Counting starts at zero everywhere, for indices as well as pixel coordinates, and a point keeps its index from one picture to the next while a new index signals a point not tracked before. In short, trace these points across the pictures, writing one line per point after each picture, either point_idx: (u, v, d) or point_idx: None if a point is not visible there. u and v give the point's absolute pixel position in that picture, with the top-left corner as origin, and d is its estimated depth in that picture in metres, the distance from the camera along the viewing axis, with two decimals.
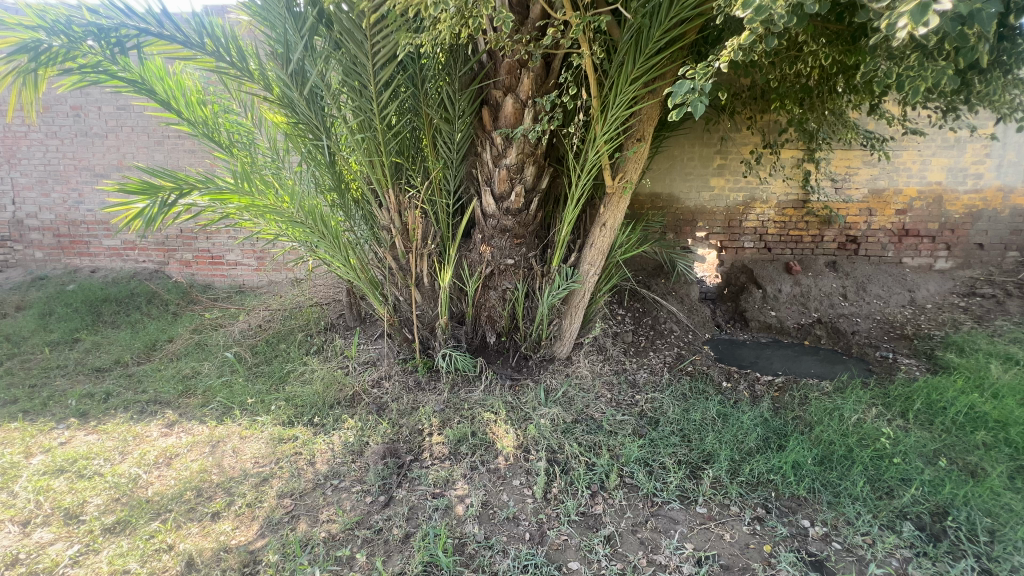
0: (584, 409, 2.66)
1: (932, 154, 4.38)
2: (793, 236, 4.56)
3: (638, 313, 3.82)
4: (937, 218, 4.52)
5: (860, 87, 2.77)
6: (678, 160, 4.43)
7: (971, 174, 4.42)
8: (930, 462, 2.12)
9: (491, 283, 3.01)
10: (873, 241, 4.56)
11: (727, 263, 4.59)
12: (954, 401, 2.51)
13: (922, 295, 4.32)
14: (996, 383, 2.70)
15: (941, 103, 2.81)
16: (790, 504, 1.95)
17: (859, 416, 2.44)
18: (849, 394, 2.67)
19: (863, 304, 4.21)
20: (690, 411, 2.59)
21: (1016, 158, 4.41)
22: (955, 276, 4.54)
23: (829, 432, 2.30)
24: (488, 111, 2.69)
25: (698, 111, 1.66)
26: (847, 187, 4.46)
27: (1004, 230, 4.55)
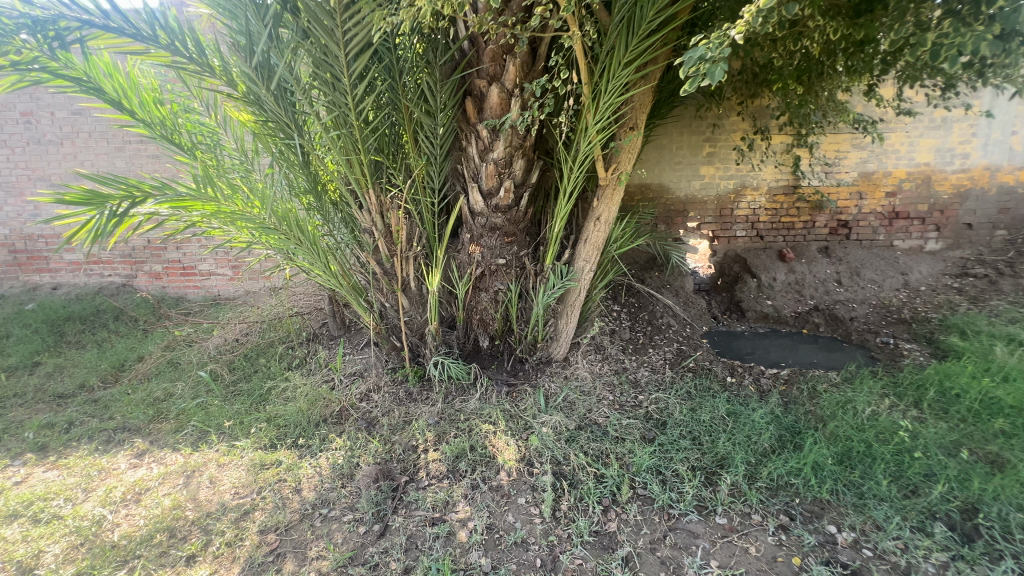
0: (587, 413, 2.52)
1: (920, 135, 4.34)
2: (784, 222, 4.49)
3: (633, 308, 3.69)
4: (926, 200, 4.49)
5: (858, 68, 2.69)
6: (668, 149, 4.30)
7: (958, 153, 4.39)
8: (952, 454, 2.03)
9: (482, 285, 2.84)
10: (864, 225, 4.52)
11: (720, 253, 4.50)
12: (967, 387, 2.43)
13: (915, 277, 4.28)
14: (1005, 365, 2.63)
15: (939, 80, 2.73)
16: (813, 509, 1.84)
17: (873, 408, 2.35)
18: (859, 385, 2.59)
19: (858, 290, 4.16)
20: (697, 411, 2.47)
21: (1002, 136, 4.38)
22: (946, 257, 4.52)
23: (844, 427, 2.21)
24: (472, 102, 2.52)
25: (715, 80, 1.53)
26: (837, 171, 4.39)
27: (992, 209, 4.54)
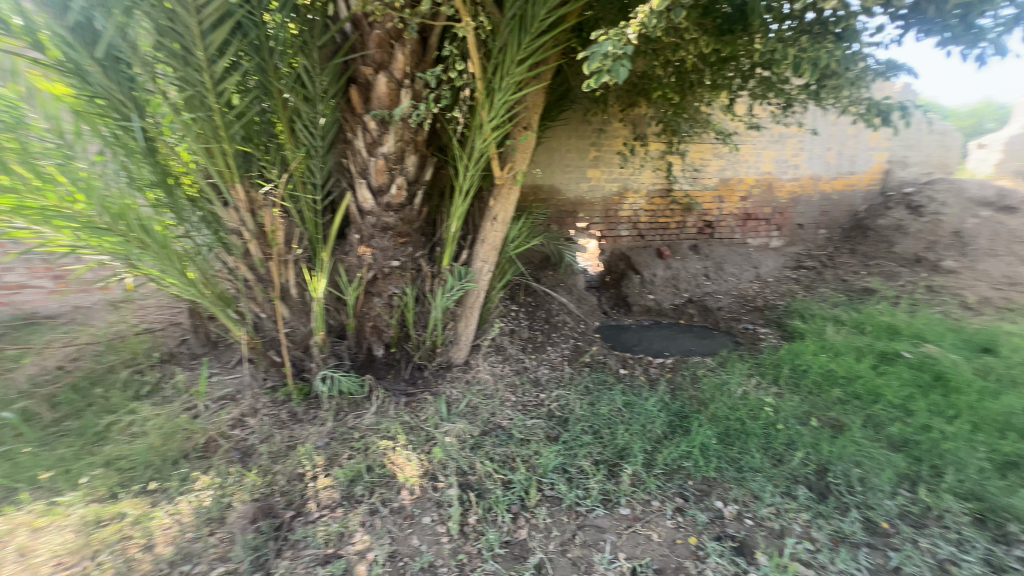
0: (491, 417, 2.45)
1: (763, 148, 5.03)
2: (660, 223, 4.91)
3: (531, 307, 3.74)
4: (770, 204, 5.22)
5: (720, 84, 3.01)
6: (558, 151, 4.43)
7: (791, 165, 5.18)
8: (804, 422, 2.34)
9: (375, 289, 2.63)
10: (723, 225, 5.12)
11: (607, 252, 4.80)
12: (811, 363, 2.84)
13: (764, 270, 4.94)
14: (835, 342, 3.13)
15: (781, 100, 3.17)
16: (703, 487, 1.98)
17: (743, 388, 2.63)
18: (731, 368, 2.89)
19: (722, 282, 4.68)
20: (596, 404, 2.55)
21: (821, 152, 5.26)
22: (786, 252, 5.29)
23: (722, 407, 2.43)
24: (358, 90, 2.33)
25: (619, 77, 1.62)
26: (702, 177, 4.92)
27: (816, 212, 5.42)
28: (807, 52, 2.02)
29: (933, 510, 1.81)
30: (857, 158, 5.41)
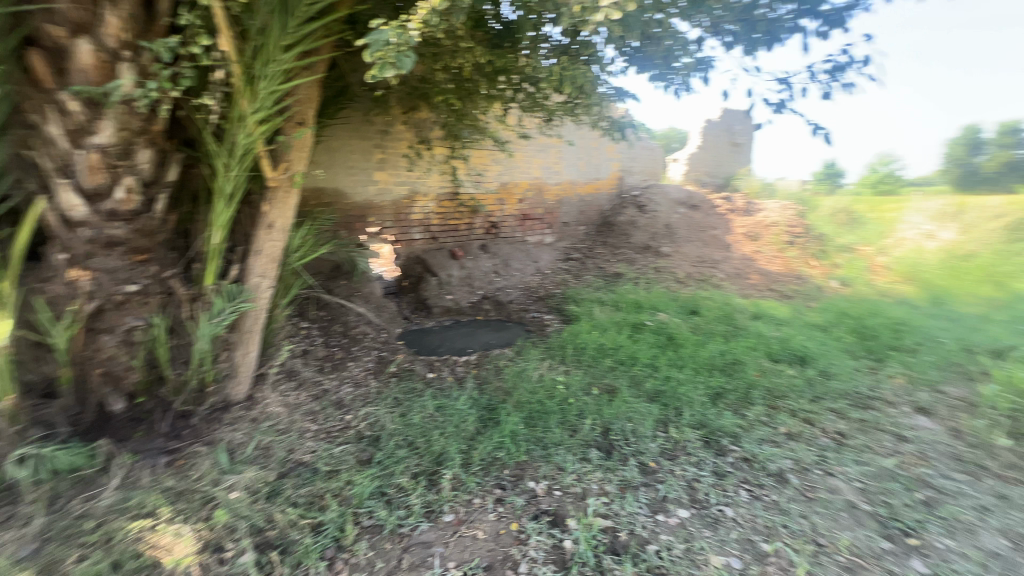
0: (289, 455, 2.13)
1: (532, 155, 5.68)
2: (451, 225, 5.06)
3: (325, 322, 3.43)
4: (541, 205, 5.91)
5: (494, 95, 3.24)
6: (339, 151, 4.18)
7: (554, 171, 5.96)
8: (588, 392, 2.70)
9: (103, 325, 1.99)
10: (506, 225, 5.59)
11: (402, 256, 4.74)
12: (587, 340, 3.32)
13: (543, 263, 5.53)
14: (601, 319, 3.73)
15: (544, 114, 3.60)
16: (516, 472, 2.09)
17: (539, 372, 2.92)
18: (526, 355, 3.16)
19: (510, 277, 5.08)
20: (408, 415, 2.47)
21: (575, 161, 6.20)
22: (558, 247, 6.00)
23: (524, 393, 2.64)
24: (43, 59, 1.74)
25: (404, 68, 1.58)
26: (484, 181, 5.26)
27: (576, 212, 6.35)
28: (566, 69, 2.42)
29: (680, 443, 2.24)
30: (601, 167, 6.56)
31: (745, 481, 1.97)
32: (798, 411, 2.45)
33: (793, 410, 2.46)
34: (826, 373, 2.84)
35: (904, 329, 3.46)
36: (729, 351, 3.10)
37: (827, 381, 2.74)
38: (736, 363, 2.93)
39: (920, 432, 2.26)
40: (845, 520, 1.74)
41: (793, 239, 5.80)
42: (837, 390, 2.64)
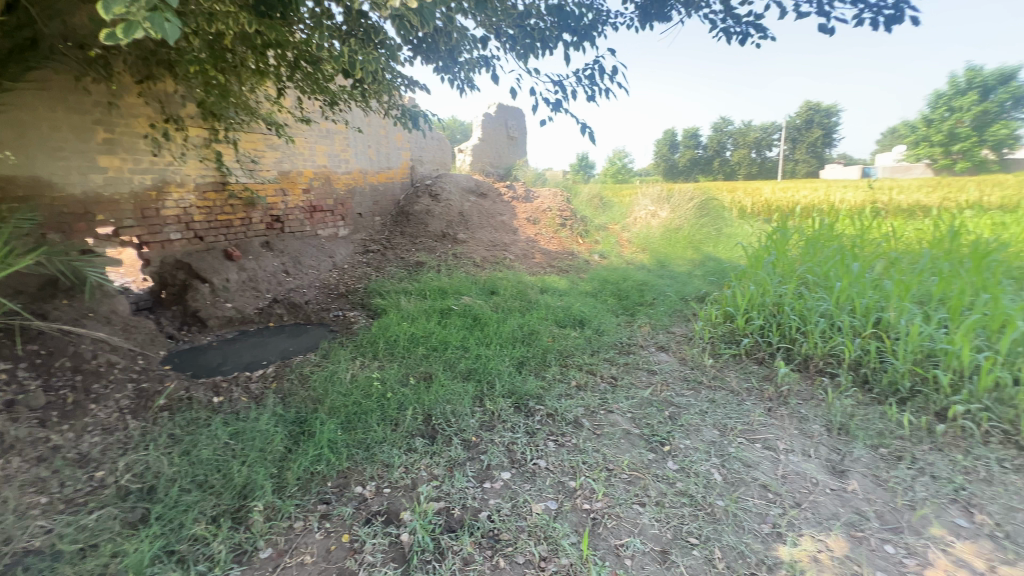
0: (7, 545, 1.56)
1: (315, 141, 5.20)
2: (222, 221, 4.30)
3: (42, 359, 2.55)
4: (331, 196, 5.47)
5: (264, 71, 2.85)
6: (35, 128, 3.10)
7: (342, 159, 5.58)
8: (405, 382, 2.68)
9: None
10: (292, 219, 5.02)
11: (156, 262, 3.82)
12: (397, 332, 3.27)
13: (340, 258, 5.17)
14: (409, 309, 3.71)
15: (326, 96, 3.35)
16: (340, 481, 1.97)
17: (350, 372, 2.76)
18: (334, 357, 2.95)
19: (303, 276, 4.59)
20: (193, 450, 2.06)
21: (364, 148, 5.93)
22: (353, 240, 5.69)
23: (337, 398, 2.46)
24: None
25: (170, 38, 1.33)
26: (259, 169, 4.62)
27: (370, 202, 6.08)
28: (359, 53, 2.22)
29: (495, 413, 2.42)
30: (391, 156, 6.43)
31: (551, 434, 2.27)
32: (583, 365, 2.93)
33: (579, 365, 2.93)
34: (599, 330, 3.45)
35: (646, 289, 4.43)
36: (525, 323, 3.47)
37: (601, 337, 3.34)
38: (533, 333, 3.31)
39: (663, 365, 2.96)
40: (624, 444, 2.18)
41: (564, 222, 6.76)
42: (608, 343, 3.23)
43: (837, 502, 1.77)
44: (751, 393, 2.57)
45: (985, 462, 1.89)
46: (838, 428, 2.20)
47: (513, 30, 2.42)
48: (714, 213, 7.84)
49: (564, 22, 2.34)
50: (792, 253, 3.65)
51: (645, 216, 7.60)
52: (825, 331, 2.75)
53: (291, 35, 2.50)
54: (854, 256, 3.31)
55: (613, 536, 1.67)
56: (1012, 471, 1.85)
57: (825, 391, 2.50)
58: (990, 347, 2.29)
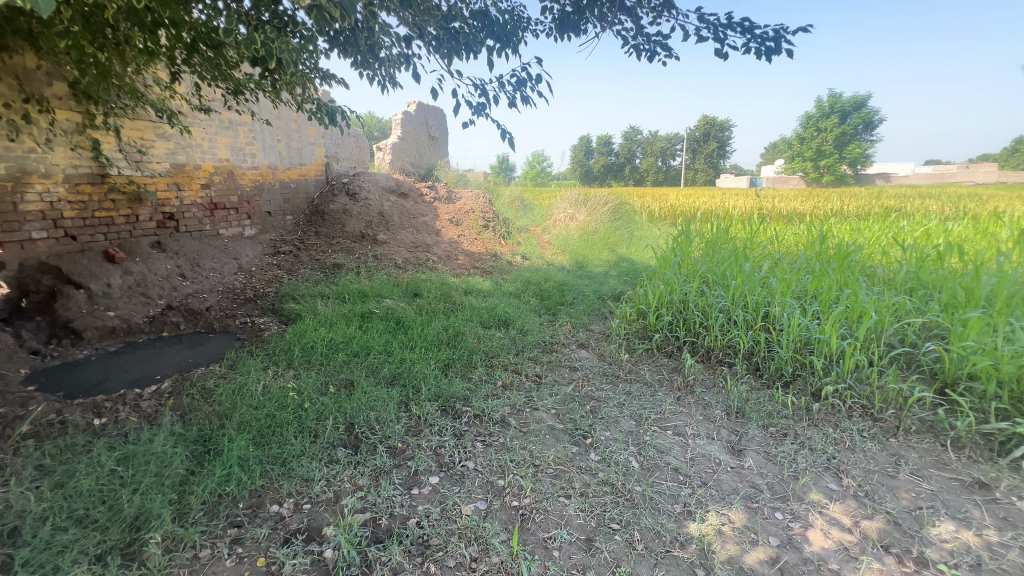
0: None
1: (215, 132, 4.76)
2: (99, 217, 3.84)
3: None
4: (235, 192, 5.03)
5: (156, 50, 2.57)
6: None
7: (247, 152, 5.16)
8: (324, 391, 2.55)
9: None
10: (189, 216, 4.57)
11: (13, 264, 3.33)
12: (314, 338, 3.09)
13: (246, 260, 4.76)
14: (326, 313, 3.52)
15: (230, 83, 3.10)
16: (253, 501, 1.83)
17: (262, 383, 2.56)
18: (242, 367, 2.72)
19: (203, 280, 4.18)
20: (70, 481, 1.80)
21: (272, 142, 5.53)
22: (261, 240, 5.28)
23: (248, 411, 2.28)
24: None
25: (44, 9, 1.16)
26: (147, 161, 4.15)
27: (280, 200, 5.67)
28: (274, 41, 2.09)
29: (422, 418, 2.39)
30: (303, 151, 6.06)
31: (479, 434, 2.29)
32: (508, 365, 2.98)
33: (505, 365, 2.97)
34: (523, 330, 3.53)
35: (566, 288, 4.61)
36: (450, 325, 3.45)
37: (525, 337, 3.41)
38: (458, 335, 3.30)
39: (584, 362, 3.09)
40: (549, 440, 2.25)
41: (486, 223, 6.80)
42: (532, 342, 3.32)
43: (737, 478, 1.98)
44: (663, 384, 2.78)
45: (850, 433, 2.21)
46: (736, 412, 2.45)
47: (437, 31, 2.40)
48: (627, 217, 8.35)
49: (487, 28, 2.35)
50: (695, 254, 3.99)
51: (564, 218, 7.87)
52: (724, 325, 3.04)
53: (187, 13, 2.29)
54: (747, 257, 3.70)
55: (541, 530, 1.72)
56: (869, 439, 2.18)
57: (724, 379, 2.77)
58: (852, 335, 2.68)
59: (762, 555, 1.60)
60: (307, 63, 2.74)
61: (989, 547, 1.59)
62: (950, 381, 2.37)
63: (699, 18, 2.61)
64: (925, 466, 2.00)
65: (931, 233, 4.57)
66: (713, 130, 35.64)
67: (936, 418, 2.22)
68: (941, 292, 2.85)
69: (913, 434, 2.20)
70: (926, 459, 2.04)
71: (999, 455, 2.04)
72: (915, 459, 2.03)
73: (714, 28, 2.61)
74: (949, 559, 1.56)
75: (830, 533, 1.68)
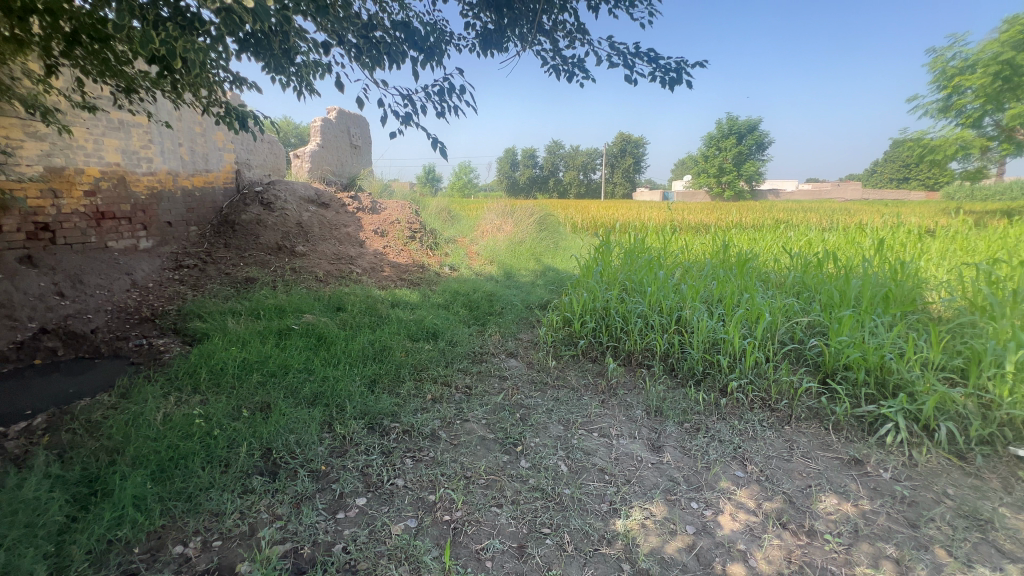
0: None
1: (102, 133, 4.27)
2: None
3: None
4: (127, 200, 4.53)
5: (30, 41, 2.29)
6: None
7: (142, 157, 4.68)
8: (236, 417, 2.35)
9: None
10: (69, 227, 4.05)
11: None
12: (224, 359, 2.85)
13: (140, 276, 4.29)
14: (239, 331, 3.26)
15: (123, 81, 2.83)
16: (152, 544, 1.64)
17: (163, 412, 2.31)
18: (138, 395, 2.44)
19: (87, 298, 3.70)
20: None
21: (173, 146, 5.06)
22: (159, 253, 4.78)
23: (145, 443, 2.05)
24: None
25: None
26: (14, 164, 3.64)
27: (182, 209, 5.19)
28: (178, 41, 1.92)
29: (347, 437, 2.28)
30: (209, 157, 5.61)
31: (408, 450, 2.23)
32: (437, 378, 2.94)
33: (434, 378, 2.93)
34: (452, 342, 3.50)
35: (495, 298, 4.65)
36: (377, 339, 3.35)
37: (454, 348, 3.39)
38: (384, 349, 3.21)
39: (513, 371, 3.14)
40: (480, 451, 2.25)
41: (413, 234, 6.67)
42: (461, 353, 3.31)
43: (657, 473, 2.11)
44: (588, 389, 2.89)
45: (751, 423, 2.44)
46: (654, 411, 2.61)
47: (357, 39, 2.35)
48: (552, 228, 8.61)
49: (410, 39, 2.34)
50: (615, 263, 4.22)
51: (491, 229, 7.95)
52: (642, 329, 3.24)
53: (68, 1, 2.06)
54: (661, 266, 3.98)
55: (474, 541, 1.72)
56: (768, 428, 2.42)
57: (644, 380, 2.94)
58: (751, 334, 2.97)
59: (680, 544, 1.71)
60: (215, 65, 2.55)
61: (864, 515, 1.83)
62: (830, 372, 2.70)
63: (610, 45, 2.81)
64: (813, 448, 2.26)
65: (812, 243, 5.20)
66: (628, 147, 37.93)
67: (820, 405, 2.51)
68: (821, 293, 3.25)
69: (802, 420, 2.48)
70: (814, 442, 2.30)
71: (869, 434, 2.36)
72: (805, 443, 2.29)
73: (624, 55, 2.82)
74: (834, 529, 1.77)
75: (738, 516, 1.84)
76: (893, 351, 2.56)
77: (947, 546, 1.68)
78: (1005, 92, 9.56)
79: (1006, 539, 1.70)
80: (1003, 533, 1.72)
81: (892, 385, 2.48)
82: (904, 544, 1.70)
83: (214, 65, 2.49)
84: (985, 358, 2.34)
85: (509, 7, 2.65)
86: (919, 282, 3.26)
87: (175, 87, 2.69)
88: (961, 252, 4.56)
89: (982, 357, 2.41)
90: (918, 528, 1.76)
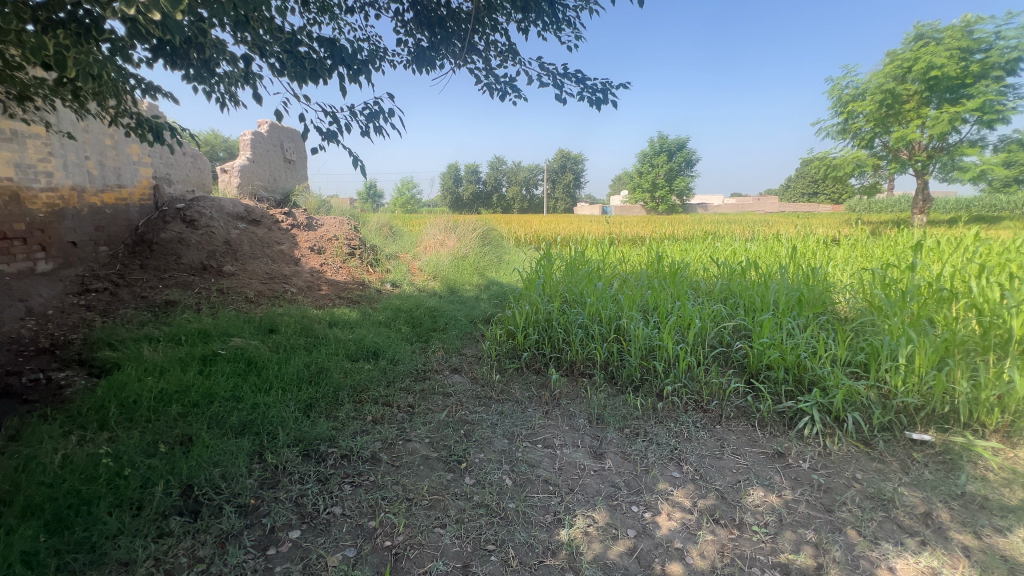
0: None
1: None
2: None
3: None
4: (21, 218, 4.07)
5: None
6: None
7: (40, 170, 4.24)
8: (150, 453, 2.14)
9: None
10: None
11: None
12: (138, 391, 2.60)
13: (36, 302, 3.83)
14: (155, 360, 2.99)
15: (15, 87, 2.56)
16: None
17: (61, 453, 2.06)
18: (32, 436, 2.17)
19: None
20: None
21: (78, 160, 4.63)
22: (61, 276, 4.31)
23: (39, 490, 1.82)
24: None
25: None
26: None
27: (88, 227, 4.73)
28: (72, 49, 1.77)
29: (279, 467, 2.15)
30: (121, 172, 5.19)
31: (347, 476, 2.13)
32: (378, 399, 2.84)
33: (375, 399, 2.83)
34: (394, 360, 3.41)
35: (438, 314, 4.60)
36: (313, 361, 3.19)
37: (396, 367, 3.30)
38: (321, 371, 3.06)
39: (457, 387, 3.10)
40: (423, 471, 2.19)
41: (352, 250, 6.48)
42: (403, 372, 3.22)
43: (599, 480, 2.15)
44: (532, 401, 2.91)
45: (686, 425, 2.56)
46: (596, 419, 2.66)
47: (282, 54, 2.28)
48: (495, 242, 8.67)
49: (337, 56, 2.29)
50: (557, 276, 4.31)
51: (434, 245, 7.86)
52: (583, 340, 3.32)
53: None
54: (599, 278, 4.12)
55: (416, 565, 1.66)
56: (702, 428, 2.54)
57: (586, 389, 3.00)
58: (684, 339, 3.13)
59: (622, 548, 1.75)
60: (124, 73, 2.37)
61: (787, 504, 1.96)
62: (754, 372, 2.89)
63: (540, 65, 2.91)
64: (742, 445, 2.39)
65: (736, 252, 5.57)
66: (568, 163, 39.19)
67: (747, 404, 2.68)
68: (744, 299, 3.50)
69: (732, 419, 2.62)
70: (742, 439, 2.44)
71: (790, 428, 2.54)
72: (735, 440, 2.42)
73: (553, 76, 2.92)
74: (761, 520, 1.88)
75: (674, 516, 1.91)
76: (807, 350, 2.80)
77: (857, 527, 1.83)
78: (889, 119, 10.87)
79: (906, 515, 1.88)
80: (902, 510, 1.91)
81: (808, 381, 2.70)
82: (822, 528, 1.83)
83: (122, 74, 2.31)
84: (883, 353, 2.61)
85: (440, 25, 2.71)
86: (827, 286, 3.58)
87: (78, 96, 2.47)
88: (860, 258, 5.07)
89: (880, 352, 2.68)
90: (832, 512, 1.91)
